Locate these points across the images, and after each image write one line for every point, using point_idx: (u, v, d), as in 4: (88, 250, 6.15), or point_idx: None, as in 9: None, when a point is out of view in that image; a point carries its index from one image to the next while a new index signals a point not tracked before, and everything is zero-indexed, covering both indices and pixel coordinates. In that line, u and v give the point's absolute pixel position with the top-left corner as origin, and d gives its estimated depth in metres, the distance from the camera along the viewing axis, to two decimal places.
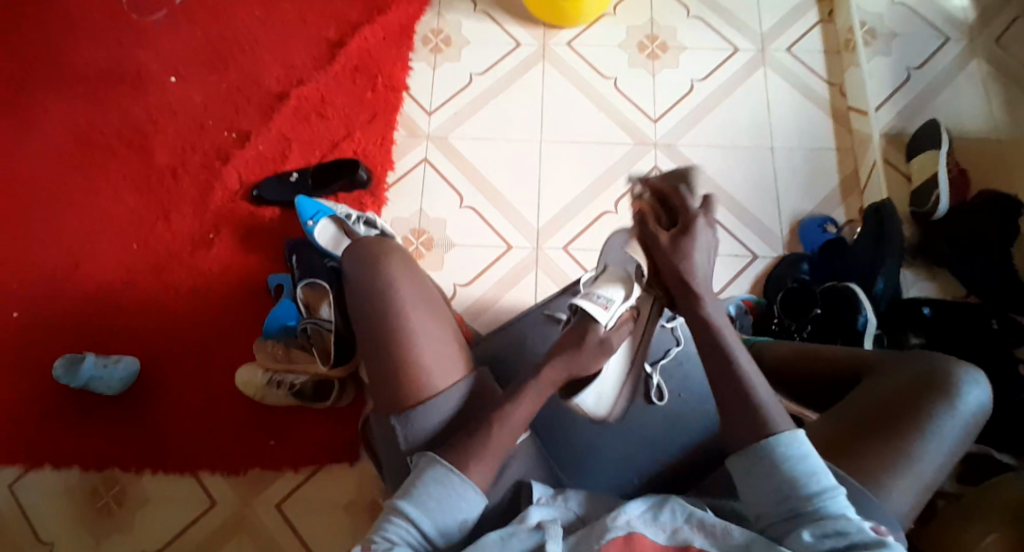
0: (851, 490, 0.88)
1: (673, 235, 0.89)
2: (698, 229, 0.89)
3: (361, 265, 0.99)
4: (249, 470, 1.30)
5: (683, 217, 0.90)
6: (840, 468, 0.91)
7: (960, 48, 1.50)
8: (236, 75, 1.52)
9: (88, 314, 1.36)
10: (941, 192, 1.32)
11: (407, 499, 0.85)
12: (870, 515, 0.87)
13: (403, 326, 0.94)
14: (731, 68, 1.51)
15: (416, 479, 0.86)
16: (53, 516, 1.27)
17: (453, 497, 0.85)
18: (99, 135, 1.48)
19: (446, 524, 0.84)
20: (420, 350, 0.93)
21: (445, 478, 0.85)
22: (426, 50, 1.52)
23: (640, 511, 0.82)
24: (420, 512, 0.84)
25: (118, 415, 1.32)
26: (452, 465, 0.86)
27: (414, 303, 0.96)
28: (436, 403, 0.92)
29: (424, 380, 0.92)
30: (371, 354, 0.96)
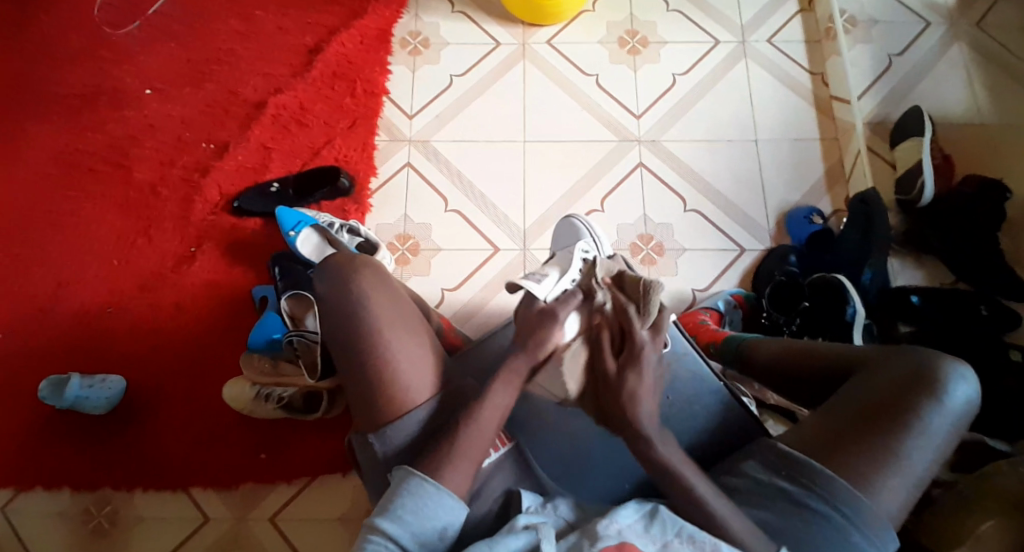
0: (840, 492, 0.90)
1: (621, 363, 0.90)
2: (646, 363, 0.89)
3: (333, 281, 0.98)
4: (242, 485, 1.28)
5: (630, 346, 0.90)
6: (829, 468, 0.92)
7: (941, 32, 1.49)
8: (213, 86, 1.50)
9: (72, 333, 1.35)
10: (926, 179, 1.32)
11: (384, 514, 0.86)
12: (858, 516, 0.89)
13: (379, 345, 0.94)
14: (712, 61, 1.50)
15: (392, 494, 0.87)
16: (45, 538, 1.25)
17: (430, 506, 0.86)
18: (77, 152, 1.46)
19: (426, 535, 0.86)
20: (398, 366, 0.94)
21: (419, 489, 0.87)
22: (404, 53, 1.51)
23: (631, 522, 0.84)
24: (399, 527, 0.85)
25: (107, 435, 1.30)
26: (427, 475, 0.88)
27: (389, 319, 0.96)
28: (416, 419, 0.93)
29: (403, 397, 0.94)
30: (348, 374, 0.96)
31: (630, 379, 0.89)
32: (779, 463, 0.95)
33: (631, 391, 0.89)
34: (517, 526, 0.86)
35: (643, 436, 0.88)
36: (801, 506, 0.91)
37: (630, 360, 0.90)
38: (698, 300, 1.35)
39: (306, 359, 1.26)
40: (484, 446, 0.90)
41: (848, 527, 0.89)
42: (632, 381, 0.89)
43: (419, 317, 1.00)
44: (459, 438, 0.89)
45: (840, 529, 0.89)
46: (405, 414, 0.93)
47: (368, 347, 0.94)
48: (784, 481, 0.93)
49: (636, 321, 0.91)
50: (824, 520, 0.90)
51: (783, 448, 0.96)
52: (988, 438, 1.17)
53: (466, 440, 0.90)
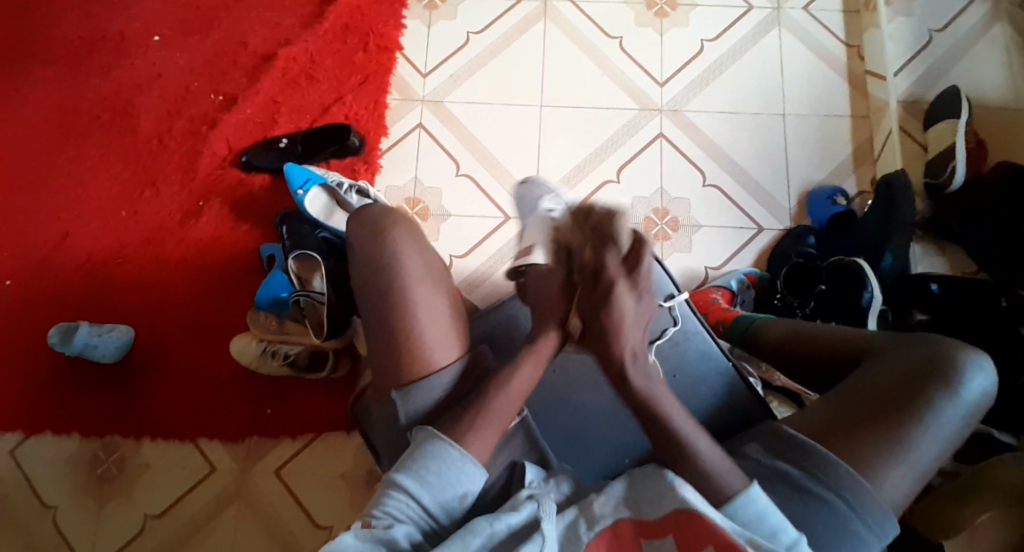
0: (842, 478, 0.89)
1: (602, 290, 0.89)
2: (619, 297, 0.88)
3: (367, 235, 0.94)
4: (247, 438, 1.30)
5: (603, 281, 0.89)
6: (832, 453, 0.91)
7: (986, 8, 1.41)
8: (223, 34, 1.45)
9: (82, 282, 1.35)
10: (958, 163, 1.27)
11: (406, 471, 0.85)
12: (860, 503, 0.88)
13: (408, 300, 0.91)
14: (743, 28, 1.43)
15: (414, 453, 0.86)
16: (56, 481, 1.28)
17: (452, 469, 0.85)
18: (84, 97, 1.44)
19: (446, 497, 0.85)
20: (425, 325, 0.91)
21: (443, 452, 0.86)
22: (420, 7, 1.45)
23: (623, 493, 0.84)
24: (419, 486, 0.84)
25: (115, 385, 1.32)
26: (452, 441, 0.87)
27: (420, 276, 0.93)
28: (443, 380, 0.91)
29: (426, 358, 0.91)
30: (372, 329, 0.92)
31: (609, 314, 0.89)
32: (781, 447, 0.93)
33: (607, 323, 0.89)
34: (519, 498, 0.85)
35: (618, 362, 0.89)
36: (802, 490, 0.90)
37: (604, 298, 0.89)
38: (709, 279, 1.32)
39: (313, 319, 1.28)
40: (512, 413, 0.89)
41: (850, 515, 0.89)
42: (616, 313, 0.89)
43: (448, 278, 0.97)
44: (485, 409, 0.88)
45: (840, 516, 0.89)
46: (432, 375, 0.90)
47: (396, 302, 0.91)
48: (787, 465, 0.92)
49: (608, 252, 0.90)
50: (826, 506, 0.89)
51: (786, 432, 0.94)
52: (995, 430, 1.17)
53: (495, 407, 0.88)
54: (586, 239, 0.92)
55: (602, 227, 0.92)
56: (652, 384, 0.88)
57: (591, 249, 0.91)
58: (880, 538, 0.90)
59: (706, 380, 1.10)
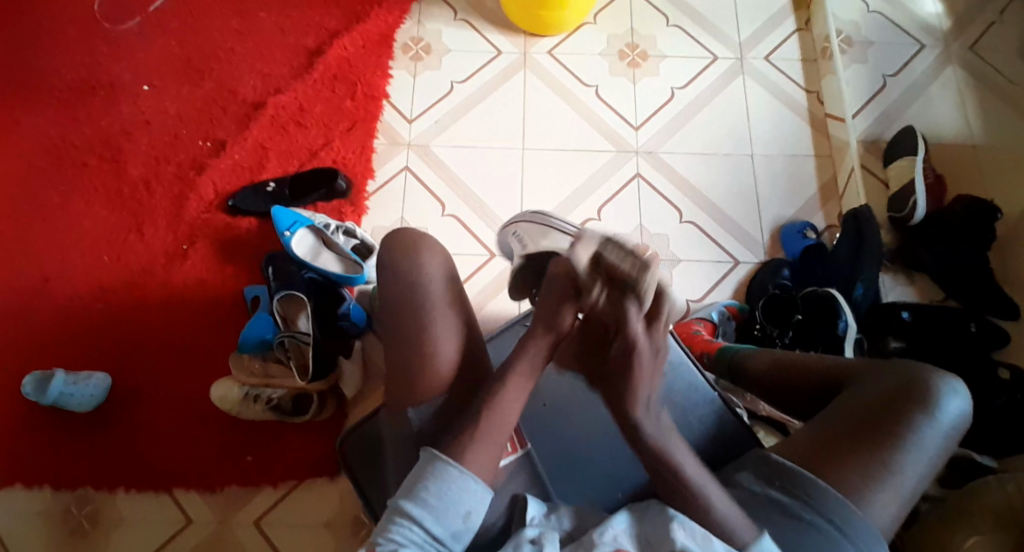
0: (832, 504, 0.89)
1: (622, 352, 0.89)
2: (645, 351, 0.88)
3: (395, 249, 0.98)
4: (225, 487, 1.26)
5: (625, 335, 0.88)
6: (821, 479, 0.91)
7: (935, 56, 1.52)
8: (211, 84, 1.49)
9: (57, 328, 1.32)
10: (918, 198, 1.34)
11: (409, 497, 0.84)
12: (851, 527, 0.88)
13: (421, 312, 0.94)
14: (711, 77, 1.52)
15: (416, 476, 0.85)
16: (22, 537, 1.22)
17: (455, 490, 0.84)
18: (70, 145, 1.45)
19: (451, 520, 0.84)
20: (436, 341, 0.94)
21: (443, 472, 0.84)
22: (406, 59, 1.52)
23: (626, 525, 0.85)
24: (423, 509, 0.83)
25: (92, 433, 1.27)
26: (451, 459, 0.85)
27: (438, 296, 0.96)
28: (441, 402, 0.94)
29: (431, 379, 0.94)
30: (387, 335, 0.96)
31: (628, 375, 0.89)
32: (771, 474, 0.94)
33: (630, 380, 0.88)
34: (522, 539, 0.84)
35: (632, 414, 0.89)
36: (794, 517, 0.90)
37: (623, 362, 0.89)
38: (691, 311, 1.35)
39: (297, 360, 1.26)
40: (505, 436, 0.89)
41: (841, 538, 0.89)
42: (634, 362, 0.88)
43: (463, 295, 0.99)
44: (486, 422, 0.88)
45: (833, 540, 0.88)
46: (432, 396, 0.94)
47: (411, 314, 0.94)
48: (778, 492, 0.93)
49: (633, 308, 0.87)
50: (815, 529, 0.89)
51: (775, 459, 0.95)
52: (976, 453, 1.18)
53: (492, 426, 0.88)
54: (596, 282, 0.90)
55: (616, 271, 0.88)
56: (665, 434, 0.88)
57: (608, 298, 0.89)
58: None
59: (696, 407, 1.10)
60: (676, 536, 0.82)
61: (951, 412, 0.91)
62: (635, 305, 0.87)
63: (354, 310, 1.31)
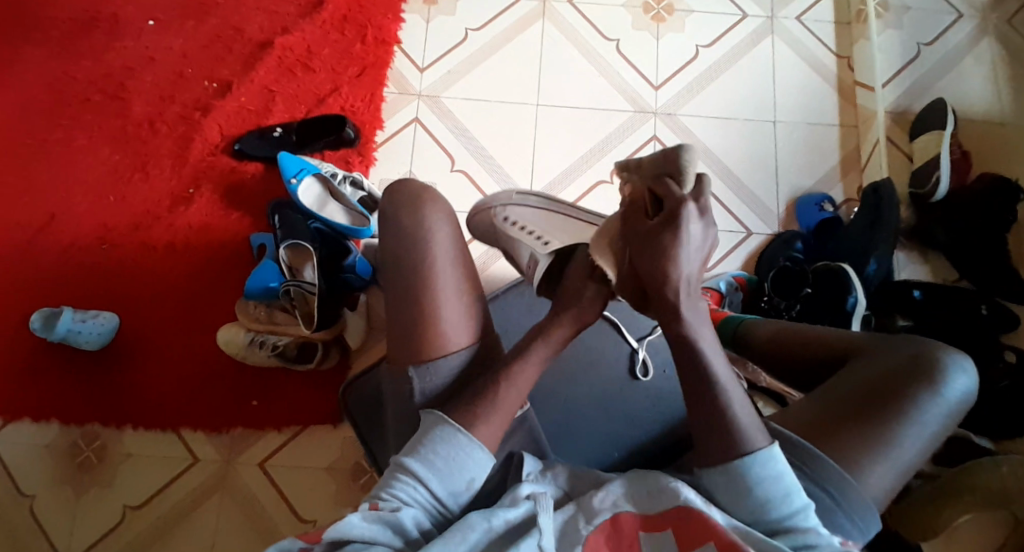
0: (830, 473, 0.87)
1: (658, 222, 0.80)
2: (686, 219, 0.78)
3: (400, 206, 0.97)
4: (231, 429, 1.28)
5: (668, 202, 0.79)
6: (820, 448, 0.89)
7: (973, 25, 1.45)
8: (219, 21, 1.45)
9: (64, 266, 1.33)
10: (941, 174, 1.29)
11: (414, 455, 0.84)
12: (845, 497, 0.87)
13: (426, 277, 0.92)
14: (737, 36, 1.46)
15: (422, 437, 0.85)
16: (33, 469, 1.26)
17: (461, 455, 0.84)
18: (74, 80, 1.42)
19: (455, 483, 0.84)
20: (440, 305, 0.92)
21: (450, 436, 0.85)
22: (418, 1, 1.46)
23: (625, 489, 0.83)
24: (428, 471, 0.83)
25: (96, 372, 1.29)
26: (460, 426, 0.85)
27: (444, 258, 0.94)
28: (460, 359, 0.92)
29: (437, 340, 0.91)
30: (392, 300, 0.94)
31: (666, 253, 0.79)
32: (768, 440, 0.92)
33: (669, 249, 0.79)
34: (518, 496, 0.83)
35: None
36: None
37: (665, 221, 0.79)
38: (700, 280, 1.33)
39: (303, 309, 1.27)
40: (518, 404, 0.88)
41: (833, 508, 0.87)
42: (672, 238, 0.79)
43: (470, 260, 0.97)
44: (492, 388, 0.88)
45: (825, 510, 0.87)
46: (446, 354, 0.91)
47: (416, 278, 0.92)
48: None
49: (672, 184, 0.80)
50: (810, 498, 0.88)
51: (773, 426, 0.93)
52: (973, 435, 1.18)
53: (500, 396, 0.87)
54: (634, 181, 0.85)
55: (654, 161, 0.82)
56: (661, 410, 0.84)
57: (647, 183, 0.82)
58: (862, 534, 0.88)
59: None
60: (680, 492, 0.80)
61: (955, 390, 0.90)
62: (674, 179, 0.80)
63: (360, 263, 1.30)
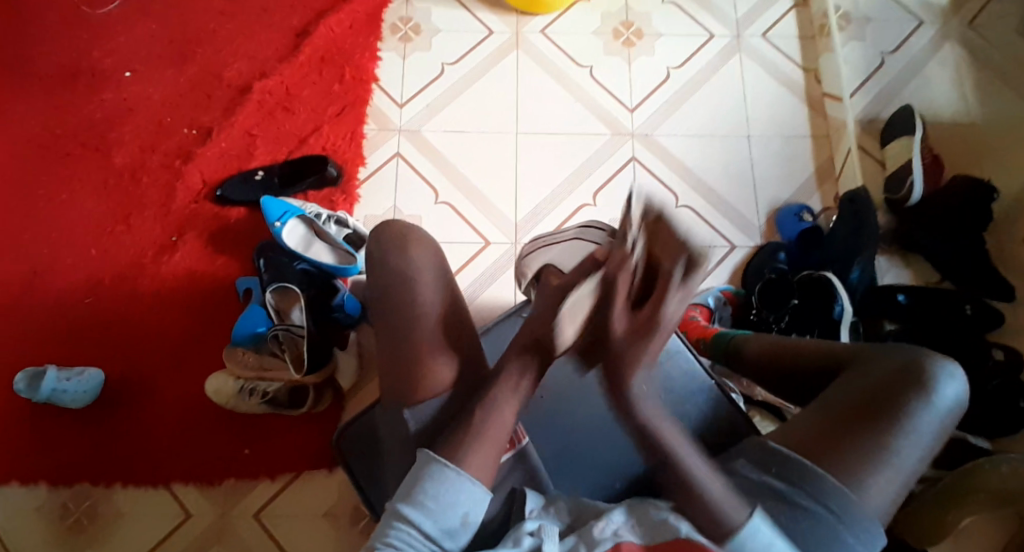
0: (829, 489, 0.87)
1: (650, 313, 0.86)
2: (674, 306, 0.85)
3: (384, 248, 0.96)
4: (225, 480, 1.25)
5: (665, 288, 0.85)
6: (818, 464, 0.88)
7: (933, 33, 1.50)
8: (194, 68, 1.45)
9: (46, 324, 1.30)
10: (915, 179, 1.32)
11: (406, 500, 0.82)
12: (846, 514, 0.86)
13: (411, 317, 0.91)
14: (708, 55, 1.49)
15: (413, 479, 0.84)
16: (19, 536, 1.21)
17: (451, 491, 0.82)
18: (50, 134, 1.41)
19: (449, 522, 0.82)
20: (426, 345, 0.91)
21: (440, 474, 0.83)
22: (394, 40, 1.48)
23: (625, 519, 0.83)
24: (420, 514, 0.81)
25: (84, 430, 1.26)
26: (448, 461, 0.84)
27: (429, 298, 0.93)
28: (440, 403, 0.91)
29: (426, 379, 0.91)
30: (381, 342, 0.93)
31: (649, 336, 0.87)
32: (769, 460, 0.91)
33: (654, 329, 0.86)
34: (522, 532, 0.82)
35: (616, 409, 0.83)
36: (791, 505, 0.87)
37: (657, 312, 0.85)
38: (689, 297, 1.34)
39: (291, 352, 1.25)
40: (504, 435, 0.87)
41: (837, 525, 0.86)
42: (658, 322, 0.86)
43: (458, 297, 0.96)
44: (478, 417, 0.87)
45: (828, 527, 0.86)
46: (433, 396, 0.90)
47: (402, 319, 0.92)
48: (774, 480, 0.90)
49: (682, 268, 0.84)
50: (813, 518, 0.87)
51: (773, 447, 0.92)
52: (970, 435, 1.19)
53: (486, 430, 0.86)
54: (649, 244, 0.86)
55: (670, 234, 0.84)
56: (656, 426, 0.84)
57: (660, 263, 0.84)
58: (868, 549, 0.87)
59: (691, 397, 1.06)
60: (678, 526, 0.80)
61: (947, 398, 0.88)
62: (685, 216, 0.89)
63: (348, 301, 1.29)
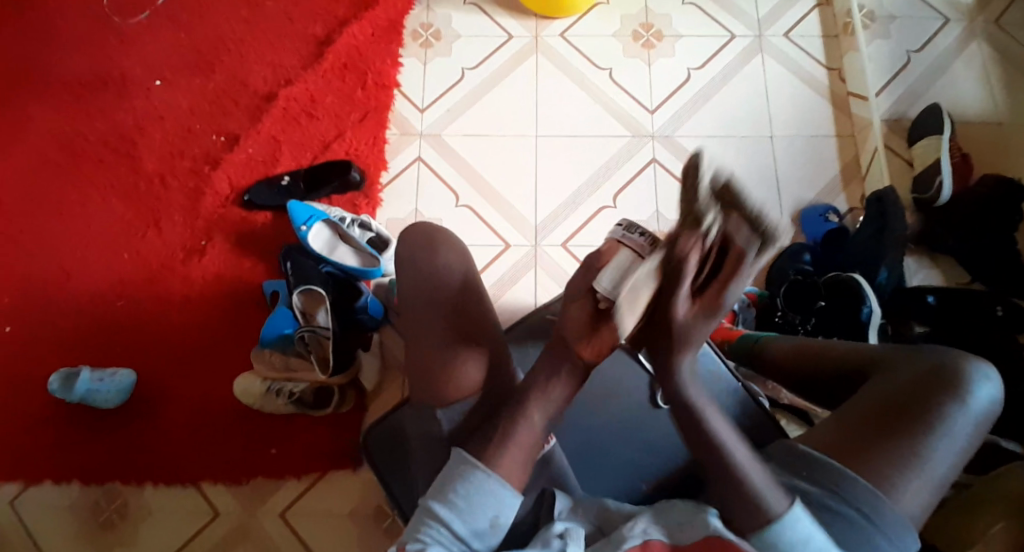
0: (862, 492, 0.85)
1: (701, 303, 0.82)
2: (727, 299, 0.82)
3: (412, 250, 0.97)
4: (251, 479, 1.27)
5: (727, 272, 0.79)
6: (850, 466, 0.87)
7: (960, 29, 1.48)
8: (222, 77, 1.49)
9: (81, 326, 1.34)
10: (943, 179, 1.30)
11: (439, 498, 0.83)
12: (880, 517, 0.84)
13: (435, 316, 0.94)
14: (729, 55, 1.48)
15: (446, 479, 0.84)
16: (55, 531, 1.25)
17: (482, 493, 0.82)
18: (84, 142, 1.46)
19: (478, 523, 0.82)
20: (451, 342, 0.92)
21: (472, 476, 0.83)
22: (416, 45, 1.50)
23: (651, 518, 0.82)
24: (452, 513, 0.82)
25: (116, 429, 1.29)
26: (480, 464, 0.84)
27: (452, 301, 0.94)
28: (472, 404, 0.91)
29: (454, 383, 0.91)
30: (407, 341, 0.95)
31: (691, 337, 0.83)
32: (798, 463, 0.90)
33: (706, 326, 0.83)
34: (550, 534, 0.82)
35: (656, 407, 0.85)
36: (823, 508, 0.85)
37: (716, 300, 0.81)
38: None
39: (317, 353, 1.27)
40: (536, 439, 0.87)
41: (871, 529, 0.84)
42: (702, 325, 0.83)
43: (481, 297, 0.96)
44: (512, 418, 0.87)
45: (861, 530, 0.84)
46: (463, 398, 0.91)
47: (427, 318, 0.94)
48: (805, 482, 0.88)
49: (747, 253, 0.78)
50: (847, 521, 0.85)
51: (802, 449, 0.91)
52: (1001, 438, 1.15)
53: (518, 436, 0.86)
54: (722, 228, 0.77)
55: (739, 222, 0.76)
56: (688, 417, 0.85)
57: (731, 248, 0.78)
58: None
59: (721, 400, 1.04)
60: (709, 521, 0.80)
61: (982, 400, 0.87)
62: (742, 258, 0.78)
63: (372, 303, 1.32)
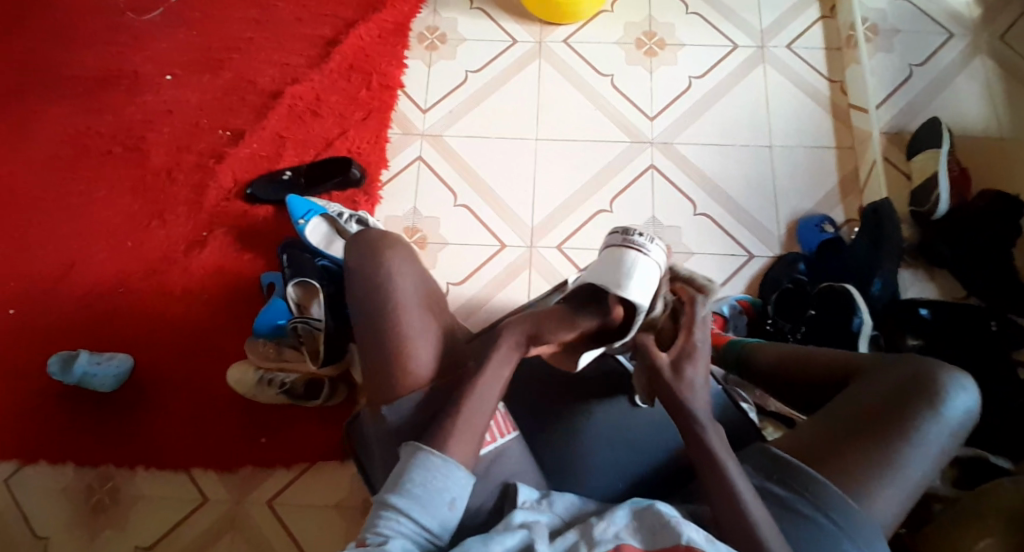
0: (833, 496, 0.84)
1: (675, 356, 0.89)
2: (697, 348, 0.89)
3: (366, 255, 0.97)
4: (240, 468, 1.29)
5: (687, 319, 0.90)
6: (821, 473, 0.86)
7: (963, 45, 1.48)
8: (231, 73, 1.53)
9: (83, 312, 1.37)
10: (941, 192, 1.29)
11: (394, 489, 0.83)
12: (851, 523, 0.83)
13: (401, 319, 0.92)
14: (731, 65, 1.49)
15: (400, 469, 0.84)
16: (46, 512, 1.27)
17: (436, 476, 0.83)
18: (95, 134, 1.50)
19: (437, 509, 0.82)
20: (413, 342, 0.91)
21: (426, 462, 0.84)
22: (421, 48, 1.53)
23: (625, 520, 0.80)
24: (409, 501, 0.82)
25: (111, 413, 1.32)
26: (433, 449, 0.85)
27: (410, 299, 0.94)
28: (421, 397, 0.90)
29: (406, 376, 0.91)
30: (366, 342, 0.93)
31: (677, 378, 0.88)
32: (771, 467, 0.89)
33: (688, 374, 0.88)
34: (511, 523, 0.82)
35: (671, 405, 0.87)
36: (791, 510, 0.85)
37: (687, 350, 0.89)
38: None
39: (309, 345, 1.27)
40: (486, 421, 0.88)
41: (840, 534, 0.83)
42: (689, 374, 0.88)
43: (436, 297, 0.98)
44: (466, 403, 0.88)
45: (829, 535, 0.83)
46: (411, 391, 0.90)
47: (392, 320, 0.92)
48: (775, 485, 0.87)
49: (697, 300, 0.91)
50: (813, 524, 0.84)
51: (776, 453, 0.90)
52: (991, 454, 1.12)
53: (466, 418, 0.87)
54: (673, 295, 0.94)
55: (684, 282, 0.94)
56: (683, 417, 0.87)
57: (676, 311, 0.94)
58: None
59: None
60: (681, 530, 0.77)
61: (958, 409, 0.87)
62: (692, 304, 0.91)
63: None
